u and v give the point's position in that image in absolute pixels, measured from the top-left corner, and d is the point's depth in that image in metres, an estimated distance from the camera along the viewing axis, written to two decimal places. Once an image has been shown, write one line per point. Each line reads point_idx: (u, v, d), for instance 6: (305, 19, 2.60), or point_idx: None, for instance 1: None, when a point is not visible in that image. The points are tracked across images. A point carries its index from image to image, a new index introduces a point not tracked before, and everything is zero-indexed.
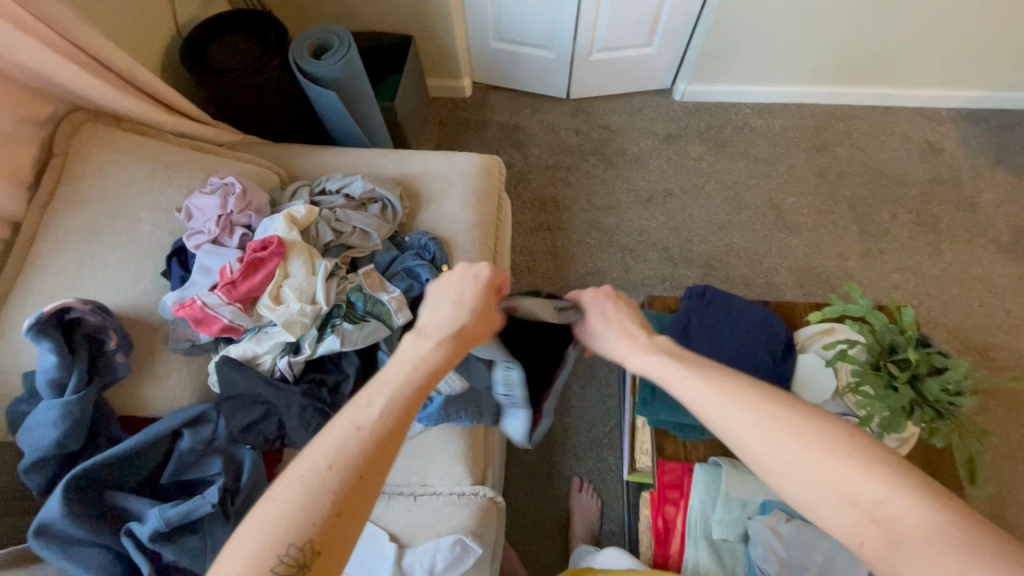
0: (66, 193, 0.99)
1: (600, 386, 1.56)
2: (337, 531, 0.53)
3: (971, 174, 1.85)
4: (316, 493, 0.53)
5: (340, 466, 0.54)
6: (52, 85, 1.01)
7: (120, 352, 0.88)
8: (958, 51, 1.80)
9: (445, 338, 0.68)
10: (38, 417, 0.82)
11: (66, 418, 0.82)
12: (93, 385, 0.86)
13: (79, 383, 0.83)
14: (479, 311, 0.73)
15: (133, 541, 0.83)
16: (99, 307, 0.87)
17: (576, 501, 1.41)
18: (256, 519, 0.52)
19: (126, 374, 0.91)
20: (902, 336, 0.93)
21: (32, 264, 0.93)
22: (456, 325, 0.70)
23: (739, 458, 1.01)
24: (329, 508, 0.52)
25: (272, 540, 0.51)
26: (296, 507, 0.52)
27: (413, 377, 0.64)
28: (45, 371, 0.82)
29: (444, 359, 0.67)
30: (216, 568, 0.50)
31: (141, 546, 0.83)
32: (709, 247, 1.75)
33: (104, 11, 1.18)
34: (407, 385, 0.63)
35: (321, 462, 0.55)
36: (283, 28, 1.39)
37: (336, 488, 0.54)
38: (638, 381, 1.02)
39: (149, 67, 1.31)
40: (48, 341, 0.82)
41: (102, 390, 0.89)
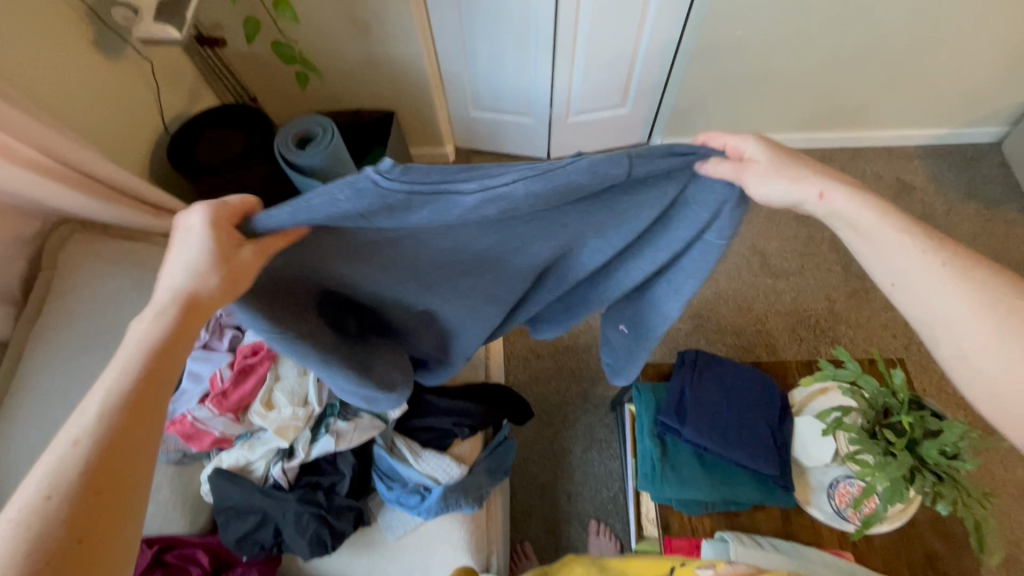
0: (53, 309, 0.99)
1: (601, 448, 1.53)
2: (102, 524, 0.44)
3: (945, 209, 1.86)
4: (41, 520, 0.42)
5: (63, 488, 0.44)
6: (38, 205, 1.01)
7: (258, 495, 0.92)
8: (923, 94, 1.81)
9: (175, 305, 0.54)
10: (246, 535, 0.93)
11: (251, 542, 0.93)
12: (259, 527, 0.92)
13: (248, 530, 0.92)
14: (168, 337, 0.53)
15: (464, 225, 0.61)
16: (226, 474, 0.93)
17: (594, 545, 1.39)
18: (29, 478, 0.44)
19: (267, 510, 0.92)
20: (894, 399, 0.92)
21: (21, 387, 0.93)
22: (182, 299, 0.54)
23: (747, 534, 0.98)
24: (66, 522, 0.43)
25: None
26: (55, 476, 0.44)
27: (108, 412, 0.48)
28: (232, 532, 0.92)
29: (111, 447, 0.47)
30: None
31: (557, 223, 0.64)
32: (698, 301, 1.73)
33: (88, 121, 1.17)
34: (105, 411, 0.48)
35: (37, 490, 0.43)
36: (269, 122, 1.43)
37: (74, 497, 0.44)
38: (639, 455, 1.06)
39: (135, 168, 1.30)
40: (218, 496, 0.92)
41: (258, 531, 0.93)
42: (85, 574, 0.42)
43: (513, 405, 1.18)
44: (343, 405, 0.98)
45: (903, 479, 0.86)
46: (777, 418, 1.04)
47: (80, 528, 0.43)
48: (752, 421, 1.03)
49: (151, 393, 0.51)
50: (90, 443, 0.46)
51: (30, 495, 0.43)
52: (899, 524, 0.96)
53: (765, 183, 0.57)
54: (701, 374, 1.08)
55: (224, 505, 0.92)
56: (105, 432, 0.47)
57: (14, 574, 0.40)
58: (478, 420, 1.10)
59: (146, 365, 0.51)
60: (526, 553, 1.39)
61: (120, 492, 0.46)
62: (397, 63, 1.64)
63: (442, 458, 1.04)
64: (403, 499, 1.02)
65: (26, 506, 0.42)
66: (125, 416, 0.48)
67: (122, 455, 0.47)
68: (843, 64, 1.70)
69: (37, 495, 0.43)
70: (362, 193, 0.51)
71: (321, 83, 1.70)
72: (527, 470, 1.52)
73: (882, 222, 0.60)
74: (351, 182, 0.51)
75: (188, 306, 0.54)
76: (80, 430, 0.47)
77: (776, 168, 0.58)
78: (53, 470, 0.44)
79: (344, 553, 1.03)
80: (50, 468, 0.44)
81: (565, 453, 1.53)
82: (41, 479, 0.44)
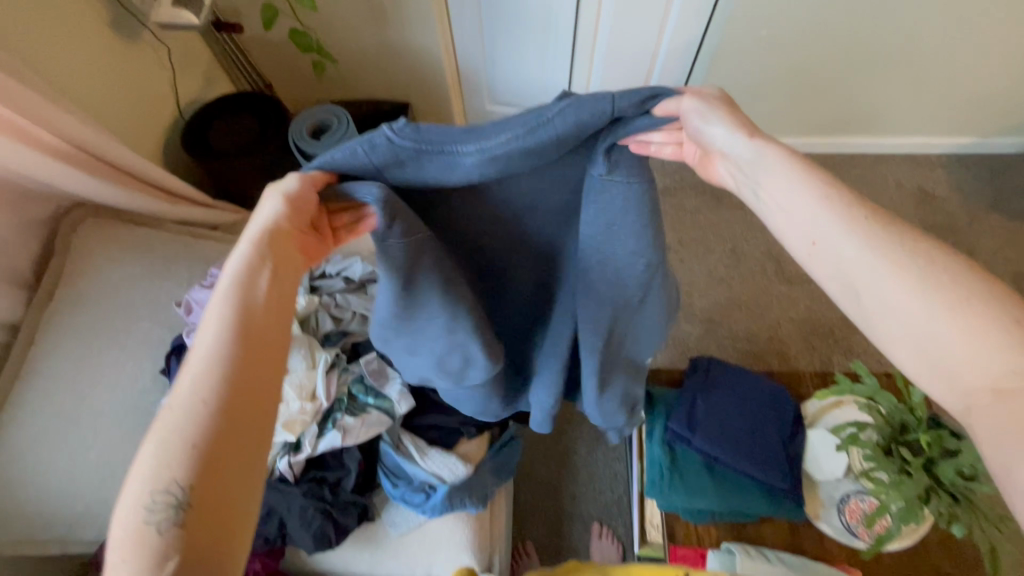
0: (64, 294, 0.99)
1: (606, 451, 1.52)
2: (229, 432, 0.42)
3: (966, 221, 1.82)
4: (170, 436, 0.41)
5: (179, 406, 0.42)
6: (52, 188, 1.01)
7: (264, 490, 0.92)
8: (949, 103, 1.76)
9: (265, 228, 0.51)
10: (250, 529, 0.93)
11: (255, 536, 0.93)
12: (264, 520, 0.93)
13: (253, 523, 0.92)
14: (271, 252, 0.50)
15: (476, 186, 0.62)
16: None
17: (596, 546, 1.39)
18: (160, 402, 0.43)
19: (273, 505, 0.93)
20: (912, 416, 0.90)
21: (30, 371, 0.93)
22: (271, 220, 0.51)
23: (753, 545, 0.97)
24: (194, 435, 0.41)
25: (142, 492, 0.39)
26: (184, 389, 0.43)
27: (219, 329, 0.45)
28: None
29: (230, 359, 0.44)
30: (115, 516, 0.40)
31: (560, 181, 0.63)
32: (710, 305, 1.71)
33: (103, 105, 1.16)
34: (213, 329, 0.45)
35: (164, 409, 0.42)
36: (284, 111, 1.42)
37: (194, 413, 0.42)
38: (648, 462, 1.04)
39: (149, 153, 1.29)
40: None
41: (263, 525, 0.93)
42: (216, 475, 0.41)
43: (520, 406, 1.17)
44: (351, 400, 0.98)
45: (918, 499, 0.84)
46: (789, 430, 1.03)
47: (209, 438, 0.41)
48: (763, 433, 1.01)
49: (253, 377, 0.45)
50: (201, 362, 0.44)
51: (160, 412, 0.42)
52: (909, 543, 0.94)
53: (703, 128, 0.58)
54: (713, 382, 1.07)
55: None
56: (219, 348, 0.44)
57: (152, 483, 0.39)
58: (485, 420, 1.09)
59: (245, 280, 0.48)
60: (527, 552, 1.39)
61: (250, 401, 0.44)
62: (414, 54, 1.62)
63: (448, 456, 1.03)
64: (407, 496, 1.02)
65: (159, 420, 0.41)
66: (232, 410, 0.43)
67: (244, 365, 0.45)
68: (868, 68, 1.66)
69: (168, 410, 0.42)
70: (375, 148, 0.55)
71: (336, 72, 1.68)
72: (531, 470, 1.51)
73: (814, 199, 0.56)
74: (368, 138, 0.55)
75: (283, 226, 0.51)
76: (169, 426, 0.41)
77: (707, 128, 0.58)
78: (177, 389, 0.43)
79: (348, 548, 1.03)
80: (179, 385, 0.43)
81: (570, 453, 1.52)
82: (161, 429, 0.41)
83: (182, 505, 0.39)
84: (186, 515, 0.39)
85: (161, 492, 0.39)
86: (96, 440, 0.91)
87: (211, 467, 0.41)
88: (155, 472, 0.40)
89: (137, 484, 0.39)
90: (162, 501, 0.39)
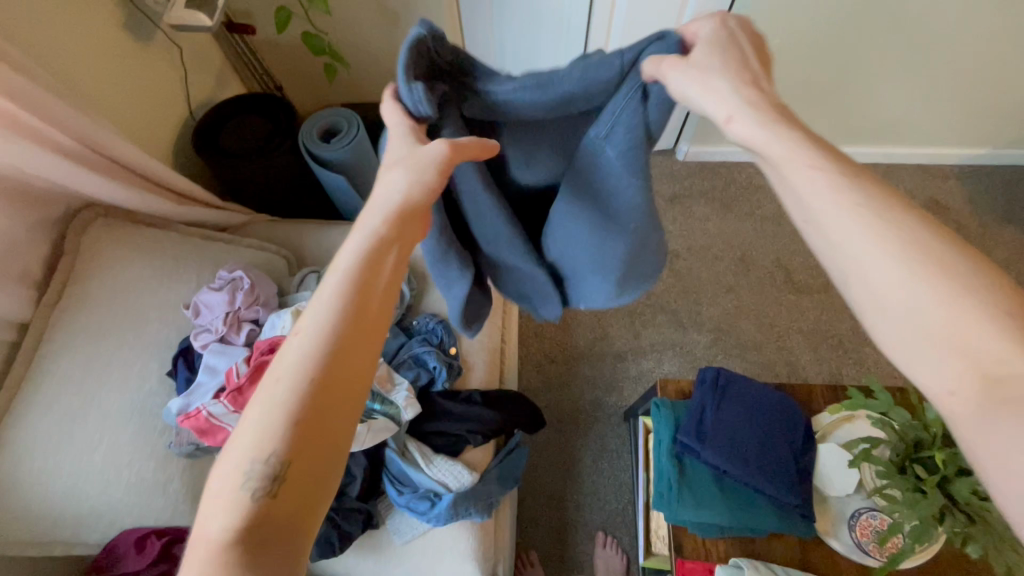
0: (73, 293, 0.99)
1: (611, 459, 1.51)
2: (325, 418, 0.48)
3: (979, 233, 1.80)
4: (284, 401, 0.47)
5: (294, 377, 0.48)
6: (63, 188, 1.01)
7: None
8: (963, 113, 1.75)
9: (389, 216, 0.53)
10: None
11: None
12: None
13: None
14: (387, 244, 0.53)
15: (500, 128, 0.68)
16: None
17: (600, 557, 1.37)
18: (282, 356, 0.50)
19: None
20: (926, 433, 0.88)
21: (37, 370, 0.93)
22: (398, 202, 0.53)
23: (763, 562, 0.95)
24: (300, 410, 0.47)
25: (255, 445, 0.47)
26: (302, 359, 0.49)
27: (333, 313, 0.50)
28: None
29: (338, 346, 0.49)
30: (229, 445, 0.49)
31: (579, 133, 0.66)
32: (718, 314, 1.70)
33: (115, 105, 1.16)
34: (331, 312, 0.50)
35: (281, 373, 0.49)
36: (294, 113, 1.42)
37: (304, 392, 0.48)
38: (655, 473, 1.03)
39: (160, 154, 1.30)
40: None
41: None
42: (304, 455, 0.47)
43: (528, 413, 1.15)
44: None
45: (933, 517, 0.82)
46: (800, 443, 1.02)
47: (310, 416, 0.48)
48: (774, 445, 1.00)
49: (340, 378, 0.49)
50: (317, 343, 0.49)
51: (277, 373, 0.49)
52: (920, 562, 0.93)
53: (690, 87, 0.52)
54: (724, 393, 1.05)
55: None
56: (330, 333, 0.49)
57: (264, 440, 0.47)
58: (492, 428, 1.08)
59: (361, 272, 0.51)
60: (530, 561, 1.37)
61: (343, 390, 0.49)
62: None
63: (453, 464, 1.02)
64: (412, 504, 1.00)
65: (275, 383, 0.48)
66: (330, 400, 0.48)
67: (349, 356, 0.50)
68: (882, 78, 1.64)
69: (284, 376, 0.48)
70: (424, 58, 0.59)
71: (347, 74, 1.68)
72: (535, 476, 1.50)
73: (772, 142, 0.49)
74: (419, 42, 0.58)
75: (407, 214, 0.53)
76: (281, 398, 0.47)
77: (704, 72, 0.53)
78: (292, 356, 0.49)
79: (354, 555, 1.03)
80: (296, 352, 0.49)
81: (575, 461, 1.51)
82: (278, 386, 0.48)
83: (280, 470, 0.46)
84: (277, 489, 0.46)
85: (260, 456, 0.47)
86: (100, 441, 0.91)
87: (299, 457, 0.47)
88: (257, 431, 0.47)
89: (251, 428, 0.47)
90: (265, 462, 0.46)
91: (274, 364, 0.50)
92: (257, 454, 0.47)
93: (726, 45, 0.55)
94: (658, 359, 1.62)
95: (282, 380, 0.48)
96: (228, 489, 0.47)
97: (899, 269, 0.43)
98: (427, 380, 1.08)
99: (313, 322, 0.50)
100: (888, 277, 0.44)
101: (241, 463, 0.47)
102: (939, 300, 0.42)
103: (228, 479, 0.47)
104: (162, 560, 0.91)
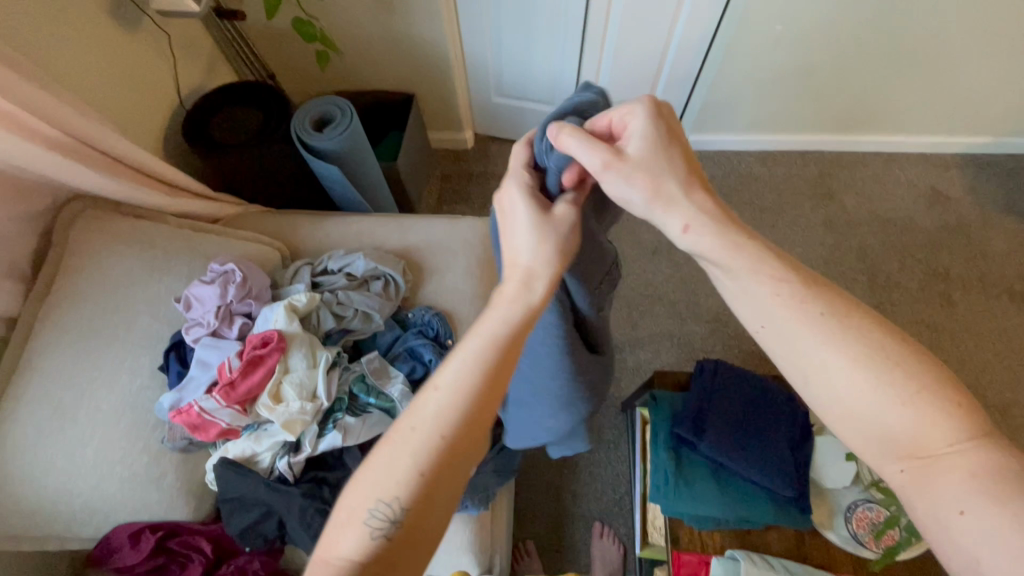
0: (62, 287, 0.97)
1: (609, 450, 1.50)
2: (443, 481, 0.52)
3: (980, 223, 1.79)
4: (418, 455, 0.51)
5: (425, 433, 0.52)
6: (49, 179, 0.99)
7: (263, 488, 0.90)
8: (967, 101, 1.72)
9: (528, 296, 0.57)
10: (249, 528, 0.92)
11: (254, 534, 0.92)
12: (263, 518, 0.92)
13: (252, 522, 0.91)
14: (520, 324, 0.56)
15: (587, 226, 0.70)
16: (229, 466, 0.91)
17: (597, 547, 1.38)
18: (421, 405, 0.53)
19: (272, 503, 0.91)
20: None
21: (26, 365, 0.92)
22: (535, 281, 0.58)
23: (757, 552, 0.96)
24: (431, 467, 0.51)
25: (383, 487, 0.51)
26: (439, 420, 0.52)
27: (472, 382, 0.53)
28: (237, 523, 0.91)
29: (471, 416, 0.53)
30: (356, 475, 0.53)
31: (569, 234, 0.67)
32: (717, 305, 1.68)
33: (102, 94, 1.14)
34: (473, 379, 0.53)
35: (420, 425, 0.52)
36: (286, 101, 1.39)
37: (433, 451, 0.51)
38: (652, 467, 1.03)
39: (149, 144, 1.27)
40: (222, 487, 0.91)
41: (261, 523, 0.92)
42: (422, 510, 0.51)
43: None
44: (352, 400, 0.98)
45: None
46: (799, 436, 1.01)
47: (434, 476, 0.51)
48: (772, 439, 0.99)
49: (461, 451, 0.53)
50: (456, 406, 0.52)
51: (412, 425, 0.53)
52: (916, 552, 0.93)
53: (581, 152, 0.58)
54: (721, 386, 1.05)
55: (228, 495, 0.91)
56: (466, 398, 0.53)
57: (393, 487, 0.51)
58: (486, 420, 1.10)
59: (501, 347, 0.55)
60: (527, 551, 1.38)
61: (463, 457, 0.53)
62: (419, 45, 1.59)
63: None
64: None
65: (413, 433, 0.52)
66: (451, 464, 0.52)
67: (476, 424, 0.53)
68: (885, 65, 1.61)
69: (421, 430, 0.52)
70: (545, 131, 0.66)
71: (340, 62, 1.64)
72: (532, 468, 1.50)
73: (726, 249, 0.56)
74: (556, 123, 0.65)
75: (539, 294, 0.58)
76: (415, 449, 0.52)
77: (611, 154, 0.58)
78: (429, 412, 0.53)
79: None
80: (434, 406, 0.53)
81: (572, 453, 1.51)
82: (410, 437, 0.52)
83: (400, 519, 0.50)
84: (394, 534, 0.50)
85: (388, 500, 0.51)
86: (92, 436, 0.90)
87: (427, 513, 0.51)
88: (395, 478, 0.51)
89: (383, 468, 0.52)
90: (390, 505, 0.50)
91: (411, 408, 0.54)
92: (383, 496, 0.51)
93: (663, 128, 0.58)
94: (656, 351, 1.62)
95: (436, 436, 0.52)
96: (356, 517, 0.51)
97: (868, 380, 0.51)
98: (423, 374, 1.05)
99: (456, 379, 0.53)
100: (853, 375, 0.51)
101: (368, 499, 0.51)
102: (895, 397, 0.50)
103: (356, 507, 0.51)
104: (157, 555, 0.91)
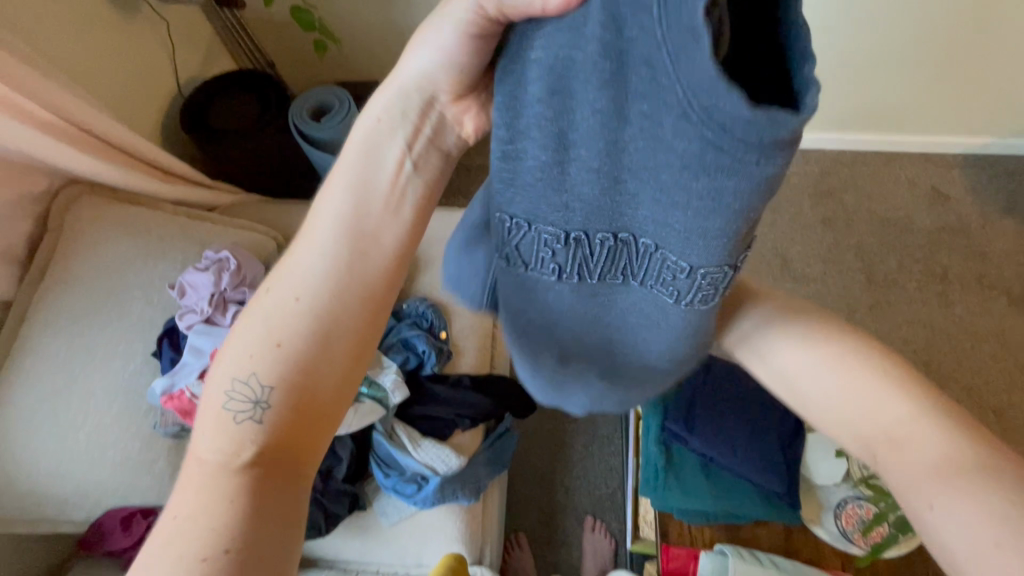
0: (57, 271, 0.97)
1: (602, 444, 1.51)
2: (318, 370, 0.43)
3: (980, 224, 1.78)
4: (283, 339, 0.43)
5: (293, 309, 0.43)
6: (45, 164, 0.99)
7: None
8: (970, 101, 1.71)
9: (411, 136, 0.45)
10: None
11: None
12: None
13: None
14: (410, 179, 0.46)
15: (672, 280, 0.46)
16: None
17: (589, 540, 1.38)
18: (287, 271, 0.44)
19: None
20: None
21: (20, 349, 0.92)
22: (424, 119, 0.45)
23: (748, 548, 0.96)
24: (301, 349, 0.43)
25: (247, 366, 0.43)
26: (310, 292, 0.43)
27: (344, 247, 0.44)
28: None
29: (345, 286, 0.44)
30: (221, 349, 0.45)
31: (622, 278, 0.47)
32: None
33: (99, 80, 1.14)
34: (344, 243, 0.44)
35: (286, 295, 0.43)
36: (285, 91, 1.39)
37: (303, 330, 0.43)
38: (644, 461, 1.03)
39: (146, 131, 1.27)
40: None
41: None
42: (295, 401, 0.43)
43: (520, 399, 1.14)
44: None
45: None
46: (790, 432, 1.01)
47: (302, 371, 0.43)
48: (763, 434, 0.99)
49: (339, 333, 0.44)
50: (326, 273, 0.43)
51: (279, 292, 0.44)
52: (900, 551, 0.94)
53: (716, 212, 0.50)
54: (713, 381, 1.05)
55: None
56: (338, 267, 0.44)
57: (260, 369, 0.43)
58: (481, 413, 1.07)
59: (376, 200, 0.45)
60: (519, 543, 1.39)
61: (341, 339, 0.44)
62: None
63: (441, 448, 1.01)
64: (400, 487, 1.01)
65: (277, 303, 0.43)
66: (327, 348, 0.43)
67: (355, 294, 0.44)
68: (887, 63, 1.60)
69: (285, 302, 0.43)
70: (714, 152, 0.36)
71: (340, 52, 1.64)
72: (526, 461, 1.50)
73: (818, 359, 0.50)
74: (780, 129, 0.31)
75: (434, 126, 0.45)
76: (284, 323, 0.43)
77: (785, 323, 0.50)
78: (296, 277, 0.43)
79: (340, 536, 1.03)
80: (301, 271, 0.43)
81: (565, 447, 1.51)
82: (276, 310, 0.43)
83: (274, 418, 0.43)
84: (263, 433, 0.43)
85: (247, 377, 0.43)
86: (85, 420, 0.90)
87: (298, 400, 0.43)
88: (252, 357, 0.43)
89: (244, 347, 0.44)
90: (253, 383, 0.43)
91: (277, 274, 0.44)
92: (249, 380, 0.43)
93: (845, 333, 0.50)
94: None
95: (299, 300, 0.43)
96: (222, 405, 0.44)
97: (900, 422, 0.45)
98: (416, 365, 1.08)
99: (326, 242, 0.43)
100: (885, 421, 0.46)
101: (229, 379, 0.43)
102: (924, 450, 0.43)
103: (221, 386, 0.44)
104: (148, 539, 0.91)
